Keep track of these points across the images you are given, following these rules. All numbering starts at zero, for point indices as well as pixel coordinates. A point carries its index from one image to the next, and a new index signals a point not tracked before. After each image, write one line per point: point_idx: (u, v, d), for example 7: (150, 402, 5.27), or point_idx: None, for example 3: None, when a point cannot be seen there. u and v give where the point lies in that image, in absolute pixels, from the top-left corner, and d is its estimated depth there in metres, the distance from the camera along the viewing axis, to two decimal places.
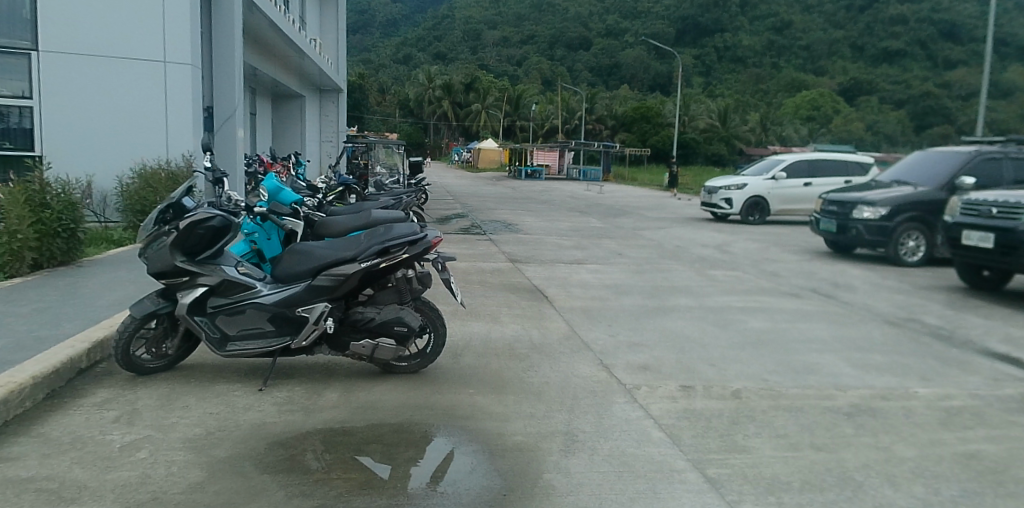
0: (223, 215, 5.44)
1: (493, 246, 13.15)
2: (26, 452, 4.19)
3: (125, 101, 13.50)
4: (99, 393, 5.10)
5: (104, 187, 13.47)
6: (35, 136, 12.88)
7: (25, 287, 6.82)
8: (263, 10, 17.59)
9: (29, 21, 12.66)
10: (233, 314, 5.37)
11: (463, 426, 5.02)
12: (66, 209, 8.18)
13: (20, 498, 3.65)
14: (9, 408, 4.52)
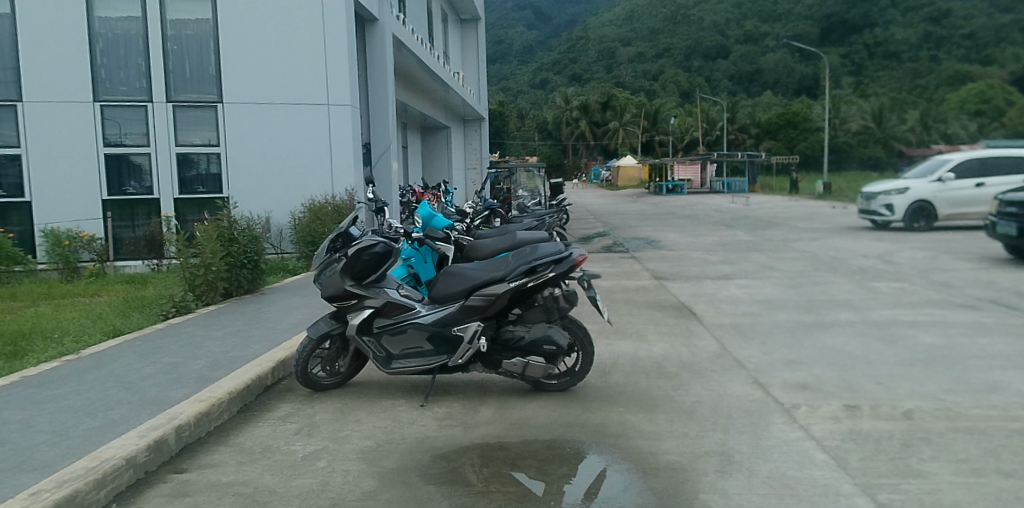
0: (385, 241, 5.74)
1: (636, 263, 13.02)
2: (225, 459, 4.71)
3: (296, 143, 14.86)
4: (282, 406, 5.55)
5: (281, 222, 14.99)
6: (223, 180, 14.60)
7: (220, 314, 7.67)
8: (411, 47, 18.89)
9: (214, 77, 14.51)
10: (396, 334, 5.69)
11: (613, 444, 5.01)
12: (250, 242, 9.12)
13: (224, 501, 4.14)
14: (211, 419, 5.05)
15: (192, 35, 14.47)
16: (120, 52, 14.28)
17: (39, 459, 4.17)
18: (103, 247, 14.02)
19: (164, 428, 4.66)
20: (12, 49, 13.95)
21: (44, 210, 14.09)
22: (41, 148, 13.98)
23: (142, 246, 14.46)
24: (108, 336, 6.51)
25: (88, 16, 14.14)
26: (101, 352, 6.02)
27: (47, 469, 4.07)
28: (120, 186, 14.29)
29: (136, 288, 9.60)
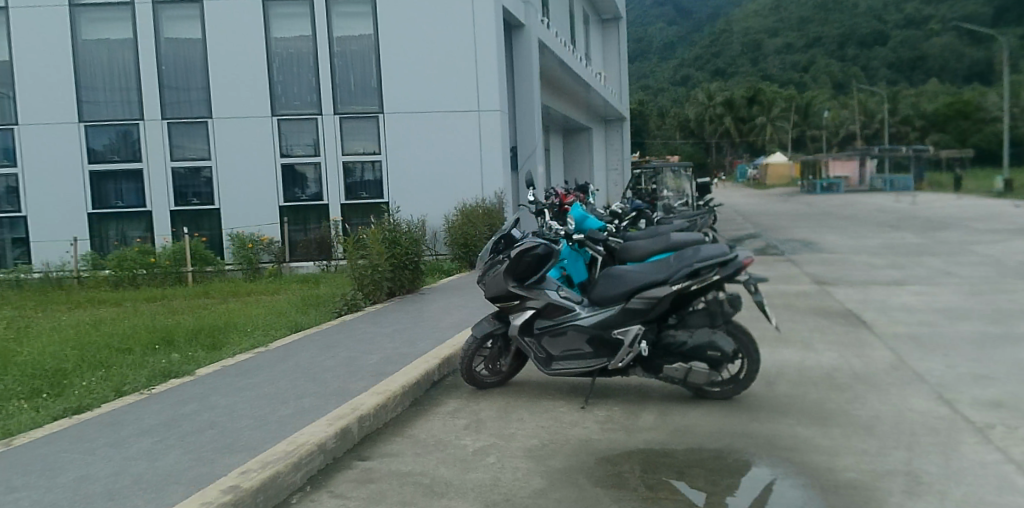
0: (547, 243, 5.74)
1: (793, 267, 12.29)
2: (402, 450, 4.93)
3: (448, 149, 15.33)
4: (450, 402, 5.75)
5: (435, 225, 15.49)
6: (384, 186, 15.38)
7: (387, 312, 8.12)
8: (553, 49, 19.14)
9: (375, 89, 15.32)
10: (556, 335, 5.72)
11: (785, 457, 4.70)
12: (412, 244, 9.47)
13: (405, 490, 4.34)
14: (388, 411, 5.32)
15: (356, 50, 15.36)
16: (293, 69, 15.36)
17: (245, 439, 4.59)
18: (280, 249, 15.14)
19: (349, 417, 4.95)
20: (203, 71, 15.33)
21: (229, 216, 15.32)
22: (228, 160, 15.26)
23: (313, 248, 15.29)
24: (292, 331, 7.08)
25: (266, 37, 15.27)
26: (289, 344, 6.56)
27: (253, 449, 4.45)
28: (293, 193, 15.36)
29: (310, 287, 10.41)
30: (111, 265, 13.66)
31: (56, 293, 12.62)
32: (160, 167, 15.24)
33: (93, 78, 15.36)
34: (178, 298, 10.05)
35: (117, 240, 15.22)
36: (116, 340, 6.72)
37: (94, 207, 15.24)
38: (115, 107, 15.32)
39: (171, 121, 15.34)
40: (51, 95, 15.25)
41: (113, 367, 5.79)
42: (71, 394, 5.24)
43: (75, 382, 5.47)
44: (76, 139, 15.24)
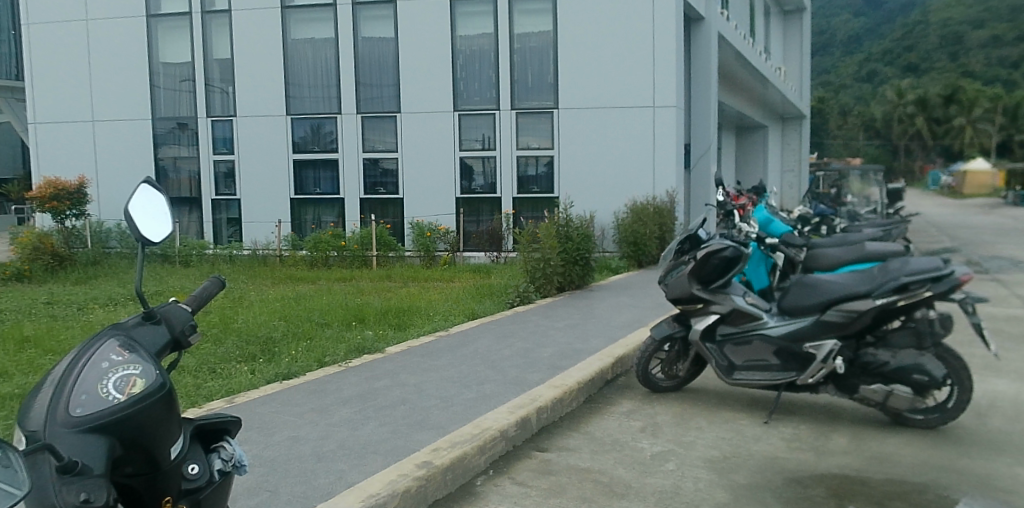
0: (736, 245, 5.55)
1: (1005, 289, 10.81)
2: (579, 446, 4.91)
3: (621, 145, 14.89)
4: (625, 403, 5.69)
5: (604, 222, 15.14)
6: (556, 181, 15.18)
7: (558, 306, 8.17)
8: (732, 42, 18.47)
9: (551, 85, 15.12)
10: (740, 344, 5.46)
11: (1008, 501, 4.11)
12: (583, 240, 9.42)
13: (584, 486, 4.32)
14: (563, 405, 5.35)
15: (535, 47, 15.19)
16: (474, 66, 15.40)
17: (433, 419, 4.80)
18: (455, 238, 15.11)
19: (528, 408, 5.02)
20: (393, 68, 15.65)
21: (411, 205, 15.63)
22: (413, 151, 15.56)
23: (485, 240, 15.13)
24: (469, 317, 7.39)
25: (452, 36, 15.37)
26: (468, 331, 6.80)
27: (441, 429, 4.64)
28: (468, 185, 15.49)
29: (481, 277, 10.75)
30: (309, 245, 14.42)
31: (262, 269, 13.84)
32: (354, 158, 15.75)
33: (298, 74, 16.02)
34: (363, 279, 10.81)
35: (313, 224, 16.07)
36: (317, 315, 7.39)
37: (295, 193, 16.02)
38: (317, 101, 15.94)
39: (365, 116, 15.77)
40: (262, 89, 16.08)
41: (316, 339, 6.41)
42: (281, 360, 5.88)
43: (285, 351, 6.11)
44: (282, 131, 16.01)
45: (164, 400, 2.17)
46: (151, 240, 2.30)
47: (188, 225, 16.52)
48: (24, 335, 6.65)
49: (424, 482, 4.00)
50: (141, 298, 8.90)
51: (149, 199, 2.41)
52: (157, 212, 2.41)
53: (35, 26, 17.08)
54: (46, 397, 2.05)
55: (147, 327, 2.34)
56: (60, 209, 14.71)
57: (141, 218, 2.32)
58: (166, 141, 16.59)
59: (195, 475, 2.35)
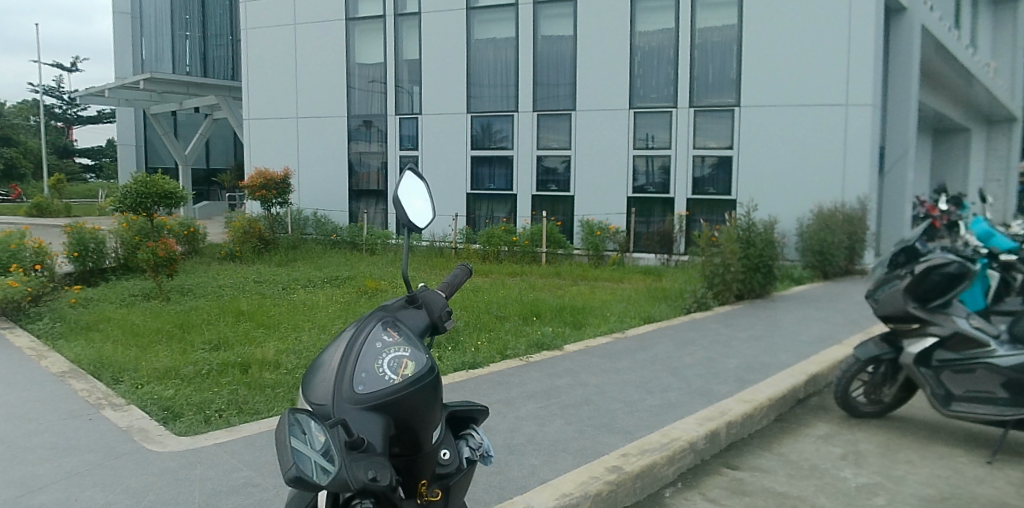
0: (963, 261, 4.91)
1: None
2: (774, 468, 4.58)
3: (807, 145, 13.94)
4: (820, 426, 5.28)
5: (788, 228, 14.21)
6: (734, 182, 14.47)
7: (740, 315, 7.80)
8: (935, 33, 16.84)
9: (734, 81, 14.43)
10: (961, 372, 4.83)
11: None
12: (766, 246, 8.93)
13: None
14: (753, 422, 5.07)
15: (718, 42, 14.58)
16: (652, 63, 15.09)
17: (619, 424, 4.70)
18: (625, 238, 15.05)
19: (717, 421, 4.78)
20: (571, 66, 15.72)
21: (583, 203, 15.68)
22: (587, 149, 15.58)
23: (656, 241, 15.04)
24: (644, 321, 7.36)
25: (631, 33, 15.19)
26: (647, 338, 6.67)
27: (629, 435, 4.52)
28: (641, 184, 15.25)
29: (653, 279, 10.57)
30: (481, 239, 14.85)
31: (439, 259, 14.44)
32: (528, 155, 16.05)
33: (479, 74, 16.54)
34: (535, 274, 10.99)
35: (486, 219, 16.62)
36: (497, 309, 7.61)
37: (471, 189, 16.69)
38: (496, 100, 16.39)
39: (541, 114, 16.00)
40: (445, 88, 16.81)
41: (501, 333, 6.64)
42: (465, 349, 6.16)
43: (469, 341, 6.39)
44: (461, 128, 16.66)
45: (433, 385, 2.21)
46: (416, 226, 2.49)
47: (373, 216, 17.71)
48: (241, 308, 7.44)
49: (617, 487, 3.88)
50: (334, 281, 9.66)
51: (413, 194, 2.65)
52: (419, 205, 2.63)
53: (256, 31, 19.22)
54: (330, 372, 2.13)
55: (410, 311, 2.48)
56: (269, 197, 15.87)
57: (408, 207, 2.53)
58: (356, 137, 17.84)
59: (447, 461, 2.39)
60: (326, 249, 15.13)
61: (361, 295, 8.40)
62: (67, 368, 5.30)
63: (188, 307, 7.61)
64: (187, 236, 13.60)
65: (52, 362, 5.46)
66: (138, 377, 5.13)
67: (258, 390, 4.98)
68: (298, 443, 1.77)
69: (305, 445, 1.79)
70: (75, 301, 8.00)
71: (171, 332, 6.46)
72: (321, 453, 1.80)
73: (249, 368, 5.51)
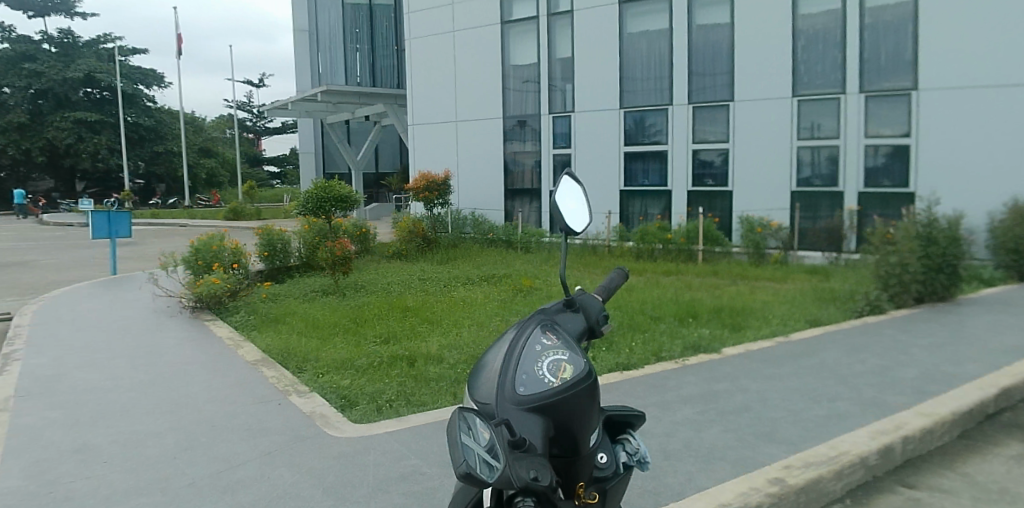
0: None
1: None
2: (960, 489, 4.03)
3: (999, 129, 12.25)
4: (1017, 444, 4.58)
5: (976, 224, 12.64)
6: (912, 173, 13.09)
7: (919, 320, 7.03)
8: None
9: (910, 62, 13.01)
10: None
11: None
12: (952, 244, 7.97)
13: None
14: (933, 437, 4.53)
15: (890, 20, 13.25)
16: (818, 47, 13.98)
17: (779, 434, 4.43)
18: (788, 236, 13.95)
19: (891, 435, 4.34)
20: (728, 54, 14.98)
21: (740, 199, 14.94)
22: (746, 141, 14.75)
23: (823, 238, 13.81)
24: (809, 324, 6.86)
25: (792, 15, 14.19)
26: (810, 343, 6.24)
27: (790, 446, 4.24)
28: (805, 177, 14.18)
29: (820, 280, 9.83)
30: (635, 237, 14.62)
31: (592, 257, 14.41)
32: (683, 149, 15.55)
33: (632, 68, 16.28)
34: (689, 274, 10.68)
35: (640, 216, 16.35)
36: (650, 309, 7.54)
37: (624, 186, 16.48)
38: (649, 93, 16.04)
39: (697, 106, 15.41)
40: (597, 85, 16.76)
41: (654, 333, 6.59)
42: (618, 350, 6.15)
43: (623, 341, 6.38)
44: (614, 124, 16.50)
45: (593, 390, 2.21)
46: (573, 230, 2.57)
47: (528, 214, 18.12)
48: (407, 305, 7.99)
49: (776, 500, 3.62)
50: (491, 279, 10.05)
51: (570, 201, 2.74)
52: (577, 211, 2.72)
53: (418, 41, 20.36)
54: (494, 373, 2.23)
55: (568, 314, 2.53)
56: (431, 198, 16.86)
57: (566, 214, 2.62)
58: (511, 138, 18.33)
59: (604, 464, 2.41)
60: (484, 247, 15.69)
61: (515, 294, 8.67)
62: (260, 356, 6.02)
63: (359, 303, 8.30)
64: (361, 236, 14.66)
65: (248, 350, 6.23)
66: (318, 366, 5.70)
67: (424, 382, 5.32)
68: (466, 439, 1.93)
69: (472, 442, 1.93)
70: (265, 296, 9.03)
71: (346, 326, 7.10)
72: (485, 449, 1.90)
73: (414, 361, 5.90)
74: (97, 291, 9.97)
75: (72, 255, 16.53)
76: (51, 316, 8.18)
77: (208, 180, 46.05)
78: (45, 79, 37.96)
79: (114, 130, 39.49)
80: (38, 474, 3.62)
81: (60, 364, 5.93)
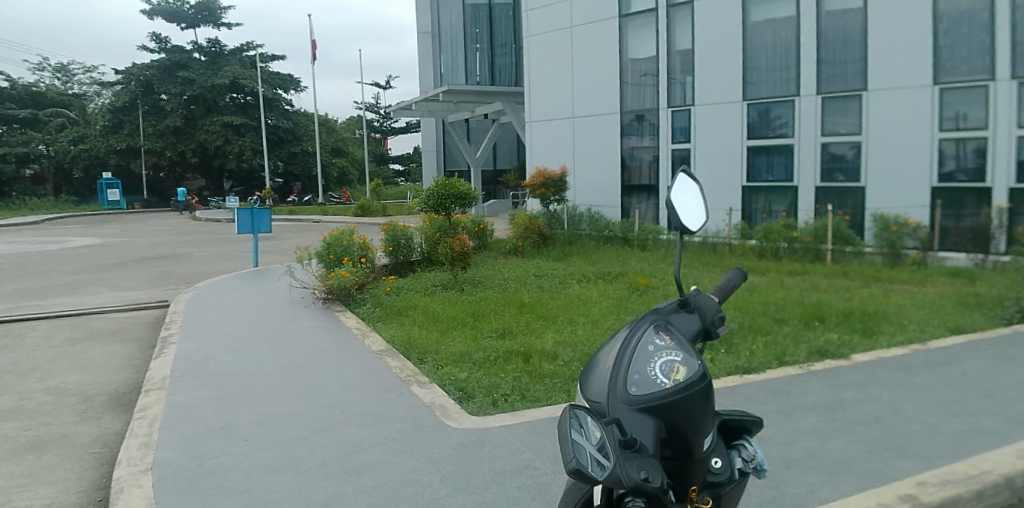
0: None
1: None
2: None
3: None
4: None
5: None
6: None
7: None
8: None
9: None
10: None
11: None
12: None
13: None
14: None
15: None
16: (963, 27, 12.59)
17: (914, 448, 4.10)
18: (929, 235, 12.80)
19: None
20: (862, 39, 13.88)
21: (874, 195, 13.84)
22: (883, 132, 13.62)
23: (967, 238, 12.58)
24: (951, 332, 6.26)
25: None
26: (954, 352, 5.71)
27: (926, 461, 3.91)
28: (949, 171, 12.92)
29: (966, 284, 8.93)
30: (758, 235, 13.97)
31: (712, 256, 13.90)
32: (812, 142, 14.61)
33: (757, 58, 15.52)
34: (815, 274, 10.05)
35: (764, 213, 15.60)
36: (773, 310, 7.21)
37: (748, 181, 15.76)
38: (775, 84, 15.21)
39: (826, 97, 14.42)
40: (719, 77, 16.13)
41: (776, 336, 6.29)
42: (738, 353, 5.94)
43: (743, 344, 6.15)
44: (737, 117, 15.80)
45: (708, 392, 2.19)
46: (688, 229, 2.55)
47: (645, 210, 17.80)
48: (523, 300, 8.14)
49: None
50: (606, 276, 10.01)
51: (685, 198, 2.71)
52: (693, 209, 2.68)
53: (535, 39, 20.48)
54: (605, 372, 2.26)
55: (683, 314, 2.50)
56: (548, 195, 16.99)
57: (682, 212, 2.60)
58: (628, 133, 18.09)
59: (718, 470, 2.36)
60: (599, 245, 15.60)
61: (629, 292, 8.59)
62: (385, 347, 6.40)
63: (477, 298, 8.57)
64: (478, 232, 15.13)
65: (373, 341, 6.63)
66: (438, 358, 5.97)
67: (539, 378, 5.42)
68: (576, 436, 1.96)
69: (583, 439, 1.96)
70: (390, 289, 9.53)
71: (465, 320, 7.36)
72: (597, 448, 1.93)
73: (529, 356, 6.03)
74: (243, 282, 10.98)
75: (222, 249, 18.25)
76: (204, 304, 9.12)
77: (339, 178, 49.07)
78: (196, 86, 41.77)
79: (256, 132, 43.40)
80: (192, 448, 4.08)
81: (211, 349, 6.61)
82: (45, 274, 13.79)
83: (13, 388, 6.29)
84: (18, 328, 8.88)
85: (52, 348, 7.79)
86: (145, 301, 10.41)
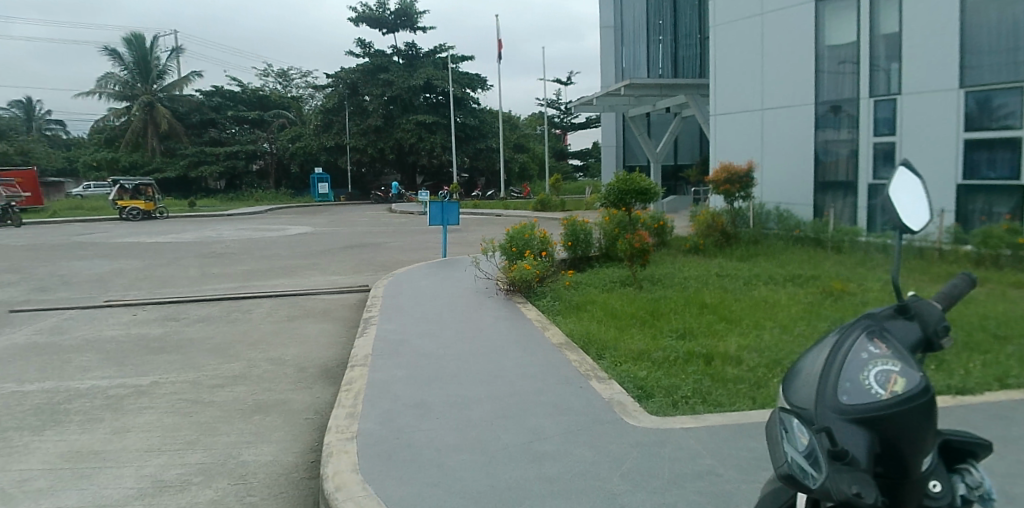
0: None
1: None
2: None
3: None
4: None
5: None
6: None
7: None
8: None
9: None
10: None
11: None
12: None
13: None
14: None
15: None
16: None
17: None
18: None
19: None
20: None
21: None
22: None
23: None
24: None
25: None
26: None
27: None
28: None
29: None
30: (974, 240, 12.32)
31: (917, 262, 12.45)
32: None
33: (978, 39, 13.71)
34: None
35: (982, 215, 13.79)
36: (994, 325, 6.33)
37: (964, 179, 14.00)
38: (1000, 69, 13.39)
39: None
40: (928, 62, 14.44)
41: (999, 356, 5.49)
42: (950, 371, 5.28)
43: (957, 362, 5.45)
44: (951, 107, 14.10)
45: (934, 408, 1.78)
46: (910, 230, 2.30)
47: (841, 210, 16.45)
48: (704, 301, 7.85)
49: None
50: (796, 280, 9.35)
51: (908, 196, 2.43)
52: (916, 208, 2.39)
53: (722, 28, 19.43)
54: (812, 375, 1.94)
55: (901, 320, 2.12)
56: (733, 192, 16.02)
57: (904, 213, 2.34)
58: (824, 125, 16.71)
59: (938, 496, 1.93)
60: (788, 245, 14.60)
61: (822, 298, 7.95)
62: (564, 340, 6.48)
63: (657, 296, 8.39)
64: (658, 229, 14.73)
65: (553, 334, 6.75)
66: (617, 355, 5.93)
67: (721, 382, 5.20)
68: (785, 443, 1.83)
69: (789, 446, 1.82)
70: (569, 283, 9.62)
71: (643, 319, 7.24)
72: (803, 455, 1.77)
73: (712, 359, 5.80)
74: (432, 271, 11.71)
75: (414, 239, 19.61)
76: (399, 290, 9.86)
77: (519, 174, 50.61)
78: (394, 88, 44.88)
79: (445, 129, 46.08)
80: (390, 420, 4.41)
81: (405, 331, 7.12)
82: (270, 257, 15.73)
83: (243, 357, 7.23)
84: (248, 304, 10.21)
85: (274, 322, 8.85)
86: (347, 284, 11.48)
